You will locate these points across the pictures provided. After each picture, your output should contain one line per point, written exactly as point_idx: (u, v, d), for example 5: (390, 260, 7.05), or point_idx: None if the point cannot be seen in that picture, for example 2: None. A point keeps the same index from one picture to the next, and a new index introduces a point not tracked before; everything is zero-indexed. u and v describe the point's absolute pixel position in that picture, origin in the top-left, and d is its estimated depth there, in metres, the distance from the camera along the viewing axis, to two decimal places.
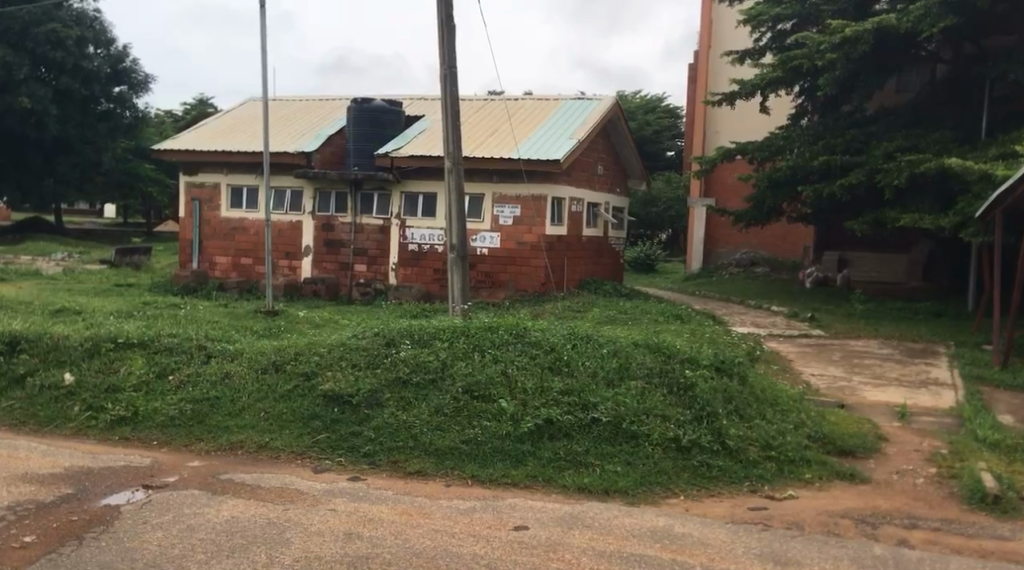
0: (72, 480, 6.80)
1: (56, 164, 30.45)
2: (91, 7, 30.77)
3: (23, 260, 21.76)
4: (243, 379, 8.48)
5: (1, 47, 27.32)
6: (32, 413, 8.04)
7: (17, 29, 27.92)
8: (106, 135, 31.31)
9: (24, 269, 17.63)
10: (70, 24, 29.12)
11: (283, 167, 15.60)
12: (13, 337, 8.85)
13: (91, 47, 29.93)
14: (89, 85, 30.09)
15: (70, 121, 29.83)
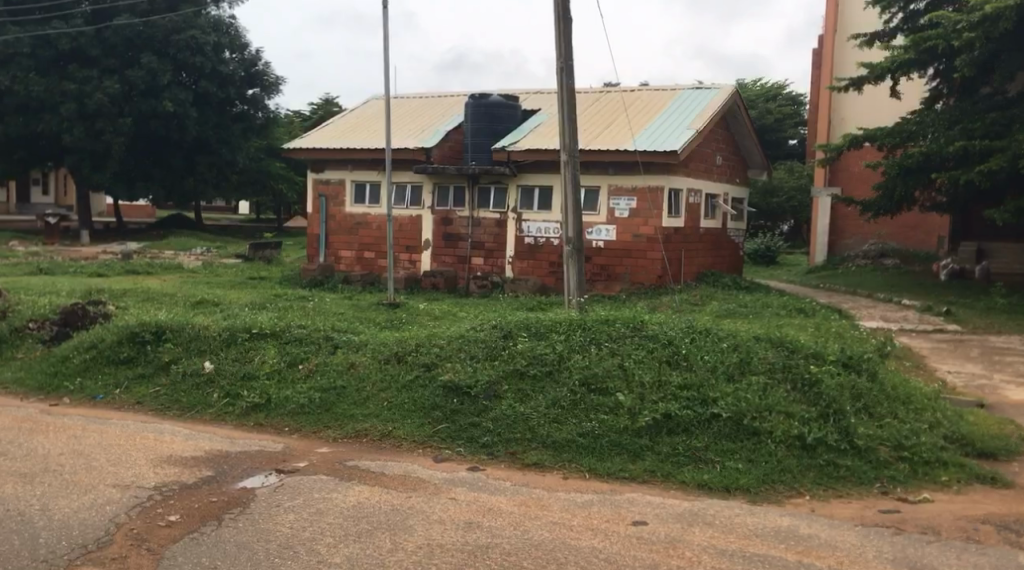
0: (212, 463, 7.22)
1: (196, 164, 32.13)
2: (227, 14, 32.36)
3: (167, 254, 23.16)
4: (367, 370, 8.76)
5: (146, 55, 29.21)
6: (175, 398, 8.43)
7: (160, 36, 29.79)
8: (240, 135, 32.77)
9: (167, 263, 18.71)
10: (208, 31, 30.70)
11: (404, 164, 16.00)
12: (158, 327, 9.21)
13: (227, 51, 31.52)
14: (225, 88, 31.54)
15: (208, 123, 31.40)
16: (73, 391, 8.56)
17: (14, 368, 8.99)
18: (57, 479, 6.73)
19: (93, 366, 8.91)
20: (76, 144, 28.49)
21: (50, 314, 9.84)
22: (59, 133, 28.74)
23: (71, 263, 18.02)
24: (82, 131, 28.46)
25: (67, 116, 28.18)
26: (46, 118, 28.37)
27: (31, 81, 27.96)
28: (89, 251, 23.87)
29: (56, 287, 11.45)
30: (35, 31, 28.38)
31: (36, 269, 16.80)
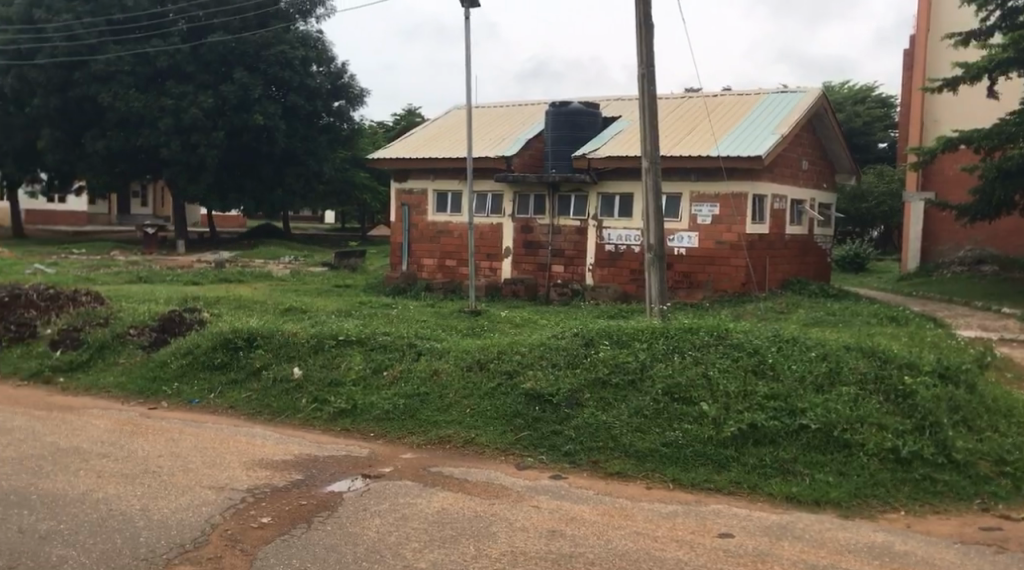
0: (302, 467, 7.40)
1: (284, 175, 33.02)
2: (314, 28, 33.23)
3: (258, 263, 23.90)
4: (449, 377, 8.85)
5: (239, 71, 30.31)
6: (266, 403, 8.67)
7: (252, 52, 30.88)
8: (326, 146, 33.37)
9: (257, 272, 19.29)
10: (297, 46, 31.69)
11: (485, 173, 16.15)
12: (250, 333, 9.50)
13: (314, 65, 32.33)
14: (312, 101, 32.25)
15: (296, 135, 32.26)
16: (171, 395, 8.88)
17: (116, 372, 9.32)
18: (156, 480, 7.00)
19: (189, 371, 9.21)
20: (173, 157, 29.72)
21: (148, 320, 10.19)
22: (157, 147, 30.04)
23: (168, 272, 18.78)
24: (179, 144, 29.68)
25: (165, 130, 29.43)
26: (145, 133, 29.68)
27: (131, 98, 29.33)
28: (184, 260, 24.86)
29: (154, 295, 11.91)
30: (135, 49, 30.05)
31: (136, 277, 17.57)
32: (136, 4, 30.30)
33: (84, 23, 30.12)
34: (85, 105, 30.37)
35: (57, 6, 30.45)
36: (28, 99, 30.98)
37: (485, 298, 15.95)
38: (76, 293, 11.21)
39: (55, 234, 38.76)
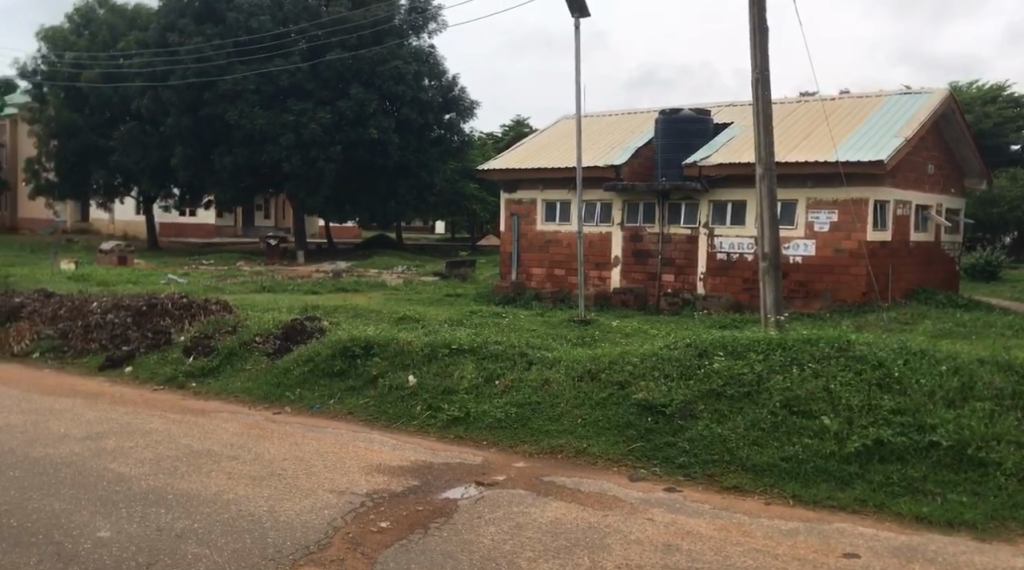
0: (418, 473, 7.55)
1: (397, 187, 33.64)
2: (427, 43, 33.95)
3: (372, 273, 24.58)
4: (561, 386, 8.84)
5: (355, 87, 31.29)
6: (383, 409, 8.88)
7: (367, 68, 31.76)
8: (438, 158, 34.11)
9: (373, 282, 19.86)
10: (410, 61, 32.33)
11: (594, 182, 16.14)
12: (367, 341, 9.77)
13: (426, 79, 33.02)
14: (424, 114, 32.94)
15: (409, 148, 32.97)
16: (293, 400, 9.21)
17: (243, 378, 9.72)
18: (281, 483, 7.27)
19: (310, 378, 9.52)
20: (294, 171, 30.97)
21: (272, 328, 10.60)
22: (279, 162, 31.37)
23: (289, 282, 19.54)
24: (299, 158, 30.89)
25: (286, 145, 30.74)
26: (268, 149, 31.09)
27: (256, 115, 30.78)
28: (304, 270, 25.89)
29: (278, 304, 12.40)
30: (260, 69, 31.57)
31: (260, 286, 18.36)
32: (261, 25, 31.73)
33: (213, 46, 32.04)
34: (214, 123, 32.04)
35: (189, 31, 32.65)
36: (163, 119, 33.03)
37: (595, 307, 15.90)
38: (207, 302, 11.75)
39: (184, 246, 40.93)
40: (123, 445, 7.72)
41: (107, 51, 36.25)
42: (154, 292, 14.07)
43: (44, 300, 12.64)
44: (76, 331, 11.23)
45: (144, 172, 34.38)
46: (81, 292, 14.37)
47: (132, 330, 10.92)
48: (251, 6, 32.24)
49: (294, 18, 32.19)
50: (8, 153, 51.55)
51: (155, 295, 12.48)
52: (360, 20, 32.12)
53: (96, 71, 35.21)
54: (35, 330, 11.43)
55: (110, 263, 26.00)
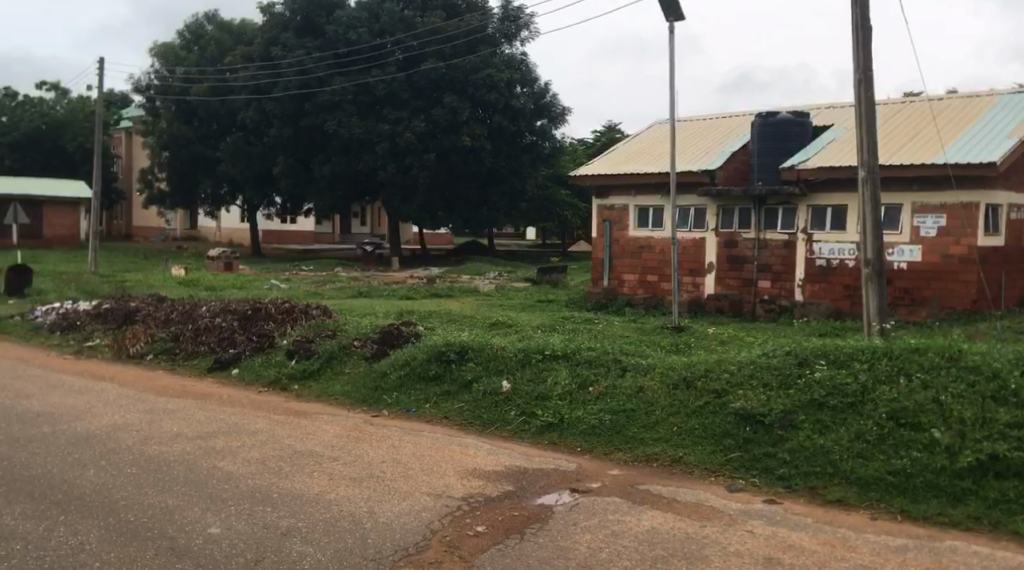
0: (513, 479, 7.58)
1: (489, 195, 34.19)
2: (519, 51, 34.22)
3: (464, 279, 24.88)
4: (656, 394, 8.74)
5: (449, 96, 31.75)
6: (477, 414, 8.97)
7: (460, 77, 32.15)
8: (528, 164, 34.35)
9: (466, 287, 20.08)
10: (503, 69, 32.60)
11: (688, 187, 15.95)
12: (461, 347, 9.88)
13: (518, 86, 33.40)
14: (516, 121, 33.35)
15: (501, 155, 33.54)
16: (391, 404, 9.39)
17: (343, 381, 9.97)
18: (381, 485, 7.41)
19: (407, 382, 9.68)
20: (388, 179, 31.64)
21: (369, 333, 10.86)
22: (375, 170, 32.09)
23: (385, 287, 19.92)
24: (394, 167, 31.57)
25: (381, 154, 31.46)
26: (364, 157, 31.85)
27: (354, 124, 31.53)
28: (399, 276, 26.37)
29: (373, 309, 12.69)
30: (358, 79, 32.33)
31: (356, 292, 18.80)
32: (359, 37, 32.60)
33: (314, 58, 33.06)
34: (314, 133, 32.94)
35: (292, 44, 33.59)
36: (266, 130, 34.28)
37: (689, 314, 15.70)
38: (308, 308, 12.15)
39: (284, 253, 42.27)
40: (231, 445, 8.01)
41: (214, 65, 37.72)
42: (258, 297, 14.57)
43: (156, 305, 13.24)
44: (187, 334, 11.70)
45: (248, 182, 35.74)
46: (192, 297, 14.99)
47: (238, 334, 11.34)
48: (350, 19, 33.12)
49: (391, 29, 32.91)
50: (121, 165, 54.36)
51: (259, 300, 12.98)
52: (454, 31, 32.59)
53: (203, 84, 36.73)
54: (150, 333, 11.94)
55: (216, 269, 27.09)
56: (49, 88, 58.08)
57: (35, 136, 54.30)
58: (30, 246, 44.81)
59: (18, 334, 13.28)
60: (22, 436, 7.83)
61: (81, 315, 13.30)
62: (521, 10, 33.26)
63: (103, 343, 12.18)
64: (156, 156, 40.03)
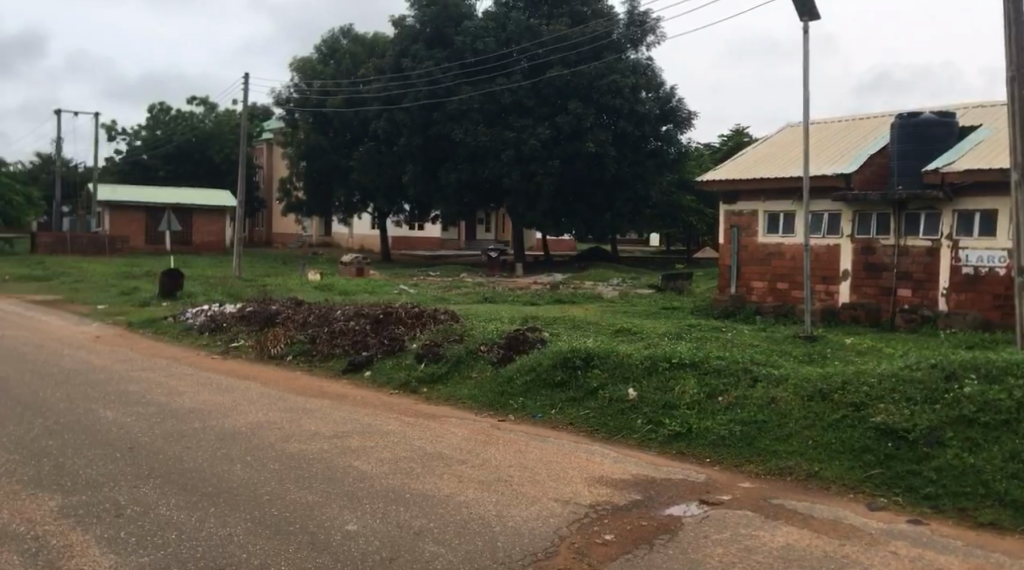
0: (640, 487, 7.50)
1: (613, 200, 34.04)
2: (644, 56, 33.96)
3: (587, 285, 24.90)
4: (789, 405, 8.46)
5: (574, 102, 31.92)
6: (603, 421, 8.93)
7: (584, 83, 32.26)
8: (654, 170, 33.92)
9: (590, 294, 20.08)
10: (628, 74, 32.56)
11: (822, 191, 15.42)
12: (586, 353, 9.88)
13: (644, 91, 33.08)
14: (640, 126, 32.97)
15: (625, 160, 33.23)
16: (517, 409, 9.47)
17: (470, 385, 10.13)
18: (509, 489, 7.48)
19: (532, 387, 9.76)
20: (514, 186, 32.11)
21: (495, 338, 11.01)
22: (500, 177, 32.64)
23: (511, 293, 20.15)
24: (519, 173, 32.02)
25: (507, 161, 31.96)
26: (491, 164, 32.42)
27: (480, 132, 32.26)
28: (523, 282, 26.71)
29: (499, 314, 12.87)
30: (485, 88, 32.88)
31: (483, 297, 19.10)
32: (486, 47, 33.13)
33: (442, 68, 33.87)
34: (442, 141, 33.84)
35: (422, 55, 34.46)
36: (397, 139, 35.44)
37: (823, 324, 15.16)
38: (437, 312, 12.51)
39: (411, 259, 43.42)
40: (364, 445, 8.28)
41: (349, 78, 39.24)
42: (392, 302, 15.02)
43: (294, 308, 13.86)
44: (322, 337, 12.19)
45: (379, 190, 37.03)
46: (330, 300, 15.62)
47: (370, 337, 11.74)
48: (477, 29, 33.74)
49: (516, 37, 33.10)
50: (262, 174, 57.46)
51: (389, 305, 13.43)
52: (580, 37, 32.71)
53: (338, 96, 38.27)
54: (289, 335, 12.48)
55: (349, 275, 28.22)
56: (198, 103, 62.12)
57: (187, 149, 58.36)
58: (180, 251, 48.00)
59: (171, 334, 14.16)
60: (177, 430, 8.33)
61: (227, 317, 14.07)
62: (647, 15, 33.53)
63: (246, 344, 12.82)
64: (295, 165, 42.01)
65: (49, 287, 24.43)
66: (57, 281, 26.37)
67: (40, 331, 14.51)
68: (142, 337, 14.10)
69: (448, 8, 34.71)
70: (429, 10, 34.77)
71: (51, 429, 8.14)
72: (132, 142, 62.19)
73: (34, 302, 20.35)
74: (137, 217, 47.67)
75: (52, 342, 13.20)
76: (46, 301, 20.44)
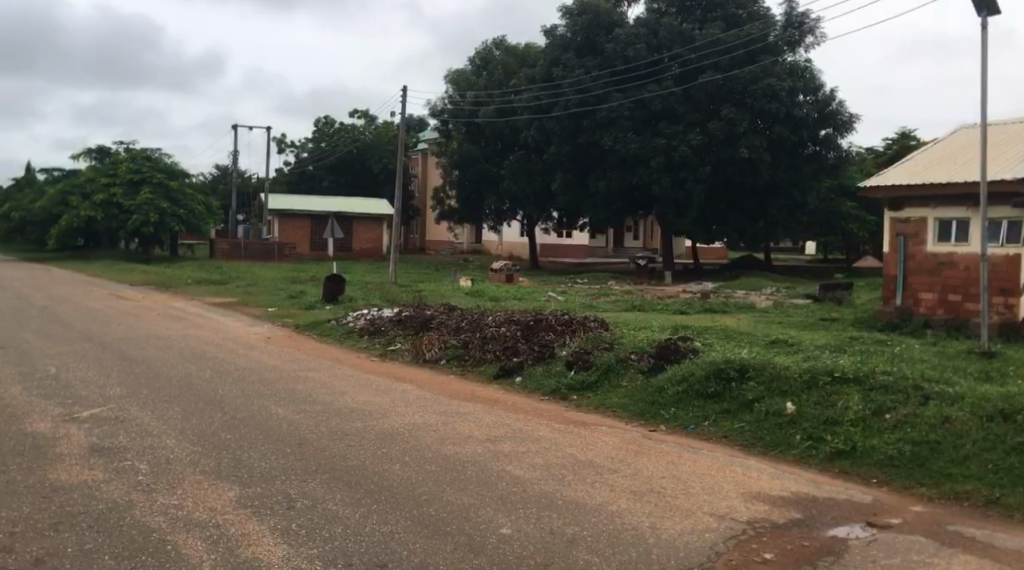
0: (801, 506, 7.16)
1: (767, 207, 33.24)
2: (802, 58, 32.98)
3: (740, 294, 24.33)
4: (965, 426, 7.91)
5: (728, 107, 31.16)
6: (760, 435, 8.64)
7: (739, 88, 31.63)
8: (811, 176, 33.24)
9: (741, 303, 19.62)
10: (784, 77, 31.38)
11: (1001, 197, 14.44)
12: (741, 365, 9.64)
13: (801, 95, 32.14)
14: (798, 131, 32.04)
15: (781, 166, 32.37)
16: (668, 420, 9.33)
17: (621, 394, 10.07)
18: (662, 500, 7.28)
19: (685, 398, 9.59)
20: (664, 193, 31.96)
21: (646, 347, 10.96)
22: (649, 185, 32.53)
23: (660, 301, 19.96)
24: (670, 181, 31.81)
25: (657, 168, 31.78)
26: (640, 171, 32.34)
27: (629, 139, 32.22)
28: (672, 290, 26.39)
29: (651, 323, 12.82)
30: (635, 95, 32.83)
31: (631, 305, 19.02)
32: (637, 54, 33.02)
33: (592, 76, 33.95)
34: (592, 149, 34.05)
35: (573, 63, 34.70)
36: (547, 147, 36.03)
37: (1001, 339, 14.14)
38: (586, 320, 12.65)
39: (559, 266, 43.87)
40: (517, 450, 8.38)
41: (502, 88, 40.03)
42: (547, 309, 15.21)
43: (448, 314, 14.28)
44: (475, 341, 12.47)
45: (528, 197, 37.65)
46: (482, 307, 15.97)
47: (521, 343, 11.93)
48: (628, 36, 33.57)
49: (669, 44, 32.90)
50: (418, 183, 59.51)
51: (538, 311, 13.61)
52: (734, 41, 31.86)
53: (491, 106, 39.12)
54: (443, 340, 12.83)
55: (499, 281, 28.85)
56: (359, 116, 65.29)
57: (349, 159, 61.29)
58: (341, 257, 50.45)
59: (334, 336, 14.86)
60: (342, 429, 8.72)
61: (386, 321, 14.63)
62: (806, 15, 31.99)
63: (403, 347, 13.28)
64: (448, 174, 43.27)
65: (225, 290, 26.21)
66: (232, 284, 28.25)
67: (220, 331, 15.58)
68: (309, 338, 14.87)
69: (599, 16, 34.69)
70: (581, 19, 34.95)
71: (230, 423, 8.71)
72: (300, 154, 66.04)
73: (216, 303, 21.95)
74: (304, 224, 50.48)
75: (231, 342, 14.15)
76: (224, 303, 21.95)
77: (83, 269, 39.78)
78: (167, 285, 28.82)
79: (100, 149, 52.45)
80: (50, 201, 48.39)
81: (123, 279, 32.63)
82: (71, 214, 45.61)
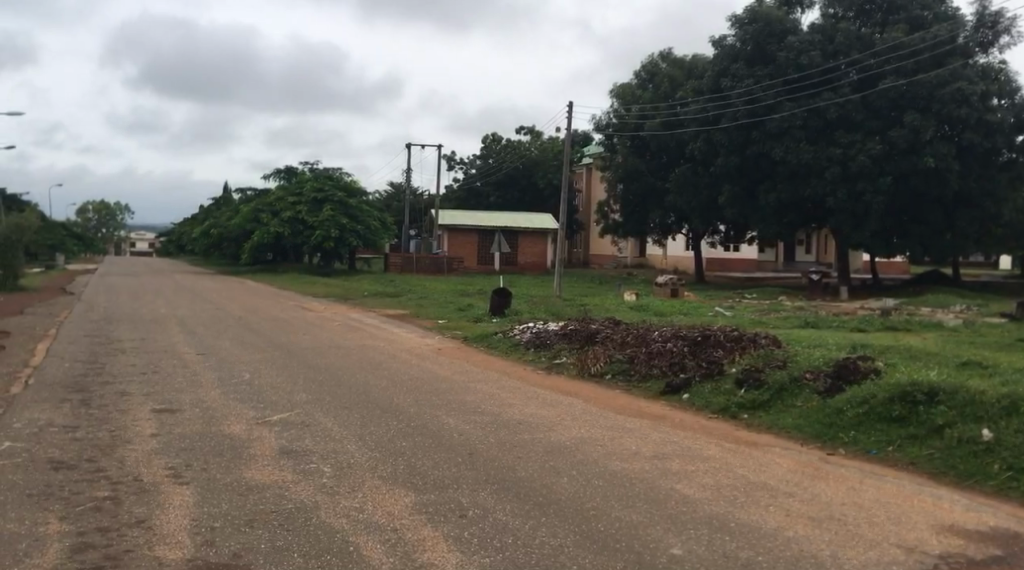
0: (1003, 542, 6.45)
1: (955, 219, 31.07)
2: (996, 59, 30.91)
3: (927, 312, 22.86)
4: None
5: (910, 113, 29.57)
6: (951, 464, 8.04)
7: (924, 93, 29.78)
8: (1005, 184, 30.72)
9: (927, 321, 18.51)
10: (976, 80, 29.47)
11: None
12: (931, 389, 9.02)
13: (995, 98, 30.08)
14: (991, 137, 29.93)
15: (971, 175, 30.28)
16: (848, 443, 8.87)
17: (795, 414, 9.69)
18: (843, 528, 6.79)
19: (866, 422, 9.11)
20: (839, 205, 30.61)
21: (823, 367, 10.50)
22: (824, 196, 31.31)
23: (835, 318, 19.14)
24: (845, 192, 30.51)
25: (832, 179, 30.50)
26: (813, 182, 31.21)
27: (802, 149, 31.13)
28: (849, 306, 25.13)
29: (827, 340, 12.32)
30: (809, 104, 31.68)
31: (805, 322, 18.28)
32: (811, 61, 31.81)
33: (763, 86, 33.01)
34: (761, 160, 33.13)
35: (742, 74, 33.90)
36: (713, 159, 35.37)
37: None
38: (756, 336, 12.30)
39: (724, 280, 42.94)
40: (686, 469, 8.19)
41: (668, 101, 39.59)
42: (714, 324, 14.91)
43: (613, 328, 14.28)
44: (641, 357, 12.40)
45: (694, 211, 37.11)
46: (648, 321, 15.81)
47: (688, 359, 11.74)
48: (803, 43, 32.43)
49: (846, 49, 31.48)
50: (581, 198, 59.93)
51: (706, 327, 13.35)
52: (919, 44, 30.11)
53: (657, 119, 38.86)
54: (607, 354, 12.81)
55: (663, 295, 28.55)
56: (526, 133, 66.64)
57: (515, 175, 62.65)
58: (506, 271, 51.44)
59: (501, 348, 15.16)
60: (510, 440, 8.88)
61: (551, 335, 14.77)
62: (999, 15, 30.30)
63: (568, 361, 13.36)
64: (612, 188, 43.30)
65: (399, 302, 27.43)
66: (404, 296, 29.48)
67: (394, 343, 16.20)
68: (476, 351, 15.25)
69: (771, 25, 33.53)
70: (751, 27, 33.94)
71: (406, 431, 9.06)
72: (467, 171, 68.14)
73: (389, 315, 22.95)
74: (472, 239, 51.85)
75: (404, 353, 14.70)
76: (397, 315, 22.93)
77: (270, 282, 42.81)
78: (346, 297, 30.40)
79: (287, 170, 56.33)
80: (244, 219, 52.38)
81: (307, 291, 34.80)
82: (261, 231, 49.09)
